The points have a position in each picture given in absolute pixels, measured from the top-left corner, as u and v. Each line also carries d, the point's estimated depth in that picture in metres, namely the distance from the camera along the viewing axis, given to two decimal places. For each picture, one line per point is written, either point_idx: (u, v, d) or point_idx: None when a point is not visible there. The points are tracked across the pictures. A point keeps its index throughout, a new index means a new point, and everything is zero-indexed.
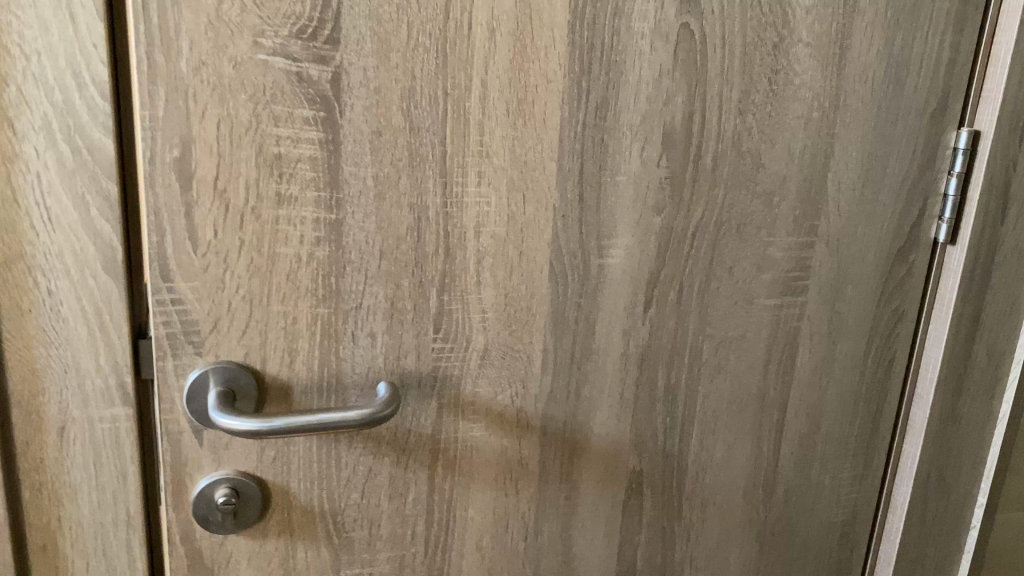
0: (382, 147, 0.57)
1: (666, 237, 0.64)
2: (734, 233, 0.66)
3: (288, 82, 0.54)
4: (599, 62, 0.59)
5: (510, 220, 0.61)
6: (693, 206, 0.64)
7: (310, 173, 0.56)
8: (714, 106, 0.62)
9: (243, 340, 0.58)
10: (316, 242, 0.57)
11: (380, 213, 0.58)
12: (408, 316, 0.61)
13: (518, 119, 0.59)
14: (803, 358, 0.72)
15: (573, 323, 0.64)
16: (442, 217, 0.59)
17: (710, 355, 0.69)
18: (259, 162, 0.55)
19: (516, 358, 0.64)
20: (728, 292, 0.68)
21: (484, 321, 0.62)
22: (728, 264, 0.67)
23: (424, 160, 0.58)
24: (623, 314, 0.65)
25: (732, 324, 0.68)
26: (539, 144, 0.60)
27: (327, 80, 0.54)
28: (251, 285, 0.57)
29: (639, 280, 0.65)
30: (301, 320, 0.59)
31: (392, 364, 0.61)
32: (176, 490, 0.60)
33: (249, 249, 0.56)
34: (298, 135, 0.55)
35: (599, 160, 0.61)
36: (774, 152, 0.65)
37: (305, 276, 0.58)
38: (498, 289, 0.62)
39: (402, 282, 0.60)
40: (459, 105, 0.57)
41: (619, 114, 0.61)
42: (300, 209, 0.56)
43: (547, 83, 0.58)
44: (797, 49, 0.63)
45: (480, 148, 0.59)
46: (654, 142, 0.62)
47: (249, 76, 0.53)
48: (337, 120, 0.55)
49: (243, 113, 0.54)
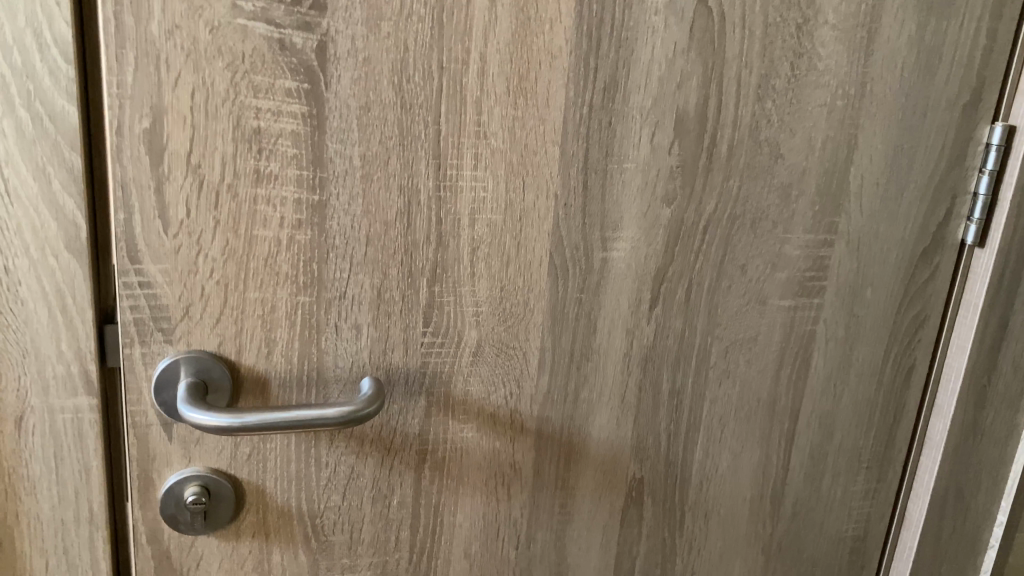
0: (371, 123, 0.53)
1: (675, 230, 0.60)
2: (748, 229, 0.62)
3: (270, 50, 0.50)
4: (608, 39, 0.55)
5: (508, 207, 0.57)
6: (705, 198, 0.60)
7: (292, 150, 0.52)
8: (731, 90, 0.58)
9: (216, 329, 0.54)
10: (297, 225, 0.53)
11: (367, 196, 0.54)
12: (396, 307, 0.57)
13: (519, 98, 0.55)
14: (817, 363, 0.67)
15: (573, 319, 0.60)
16: (434, 202, 0.55)
17: (719, 359, 0.64)
18: (237, 137, 0.51)
19: (511, 356, 0.60)
20: (740, 292, 0.63)
21: (477, 315, 0.58)
22: (741, 261, 0.62)
23: (416, 139, 0.54)
24: (626, 311, 0.61)
25: (744, 325, 0.64)
26: (540, 126, 0.55)
27: (312, 49, 0.50)
28: (226, 269, 0.53)
29: (645, 276, 0.61)
30: (281, 309, 0.55)
31: (377, 359, 0.57)
32: (142, 488, 0.56)
33: (224, 231, 0.52)
34: (280, 108, 0.51)
35: (605, 145, 0.57)
36: (794, 142, 0.60)
37: (286, 261, 0.54)
38: (493, 280, 0.58)
39: (390, 271, 0.56)
40: (455, 80, 0.53)
41: (628, 96, 0.56)
42: (281, 189, 0.52)
43: (551, 60, 0.54)
44: (822, 31, 0.58)
45: (477, 129, 0.54)
46: (666, 128, 0.58)
47: (227, 42, 0.49)
48: (323, 93, 0.51)
49: (219, 83, 0.49)
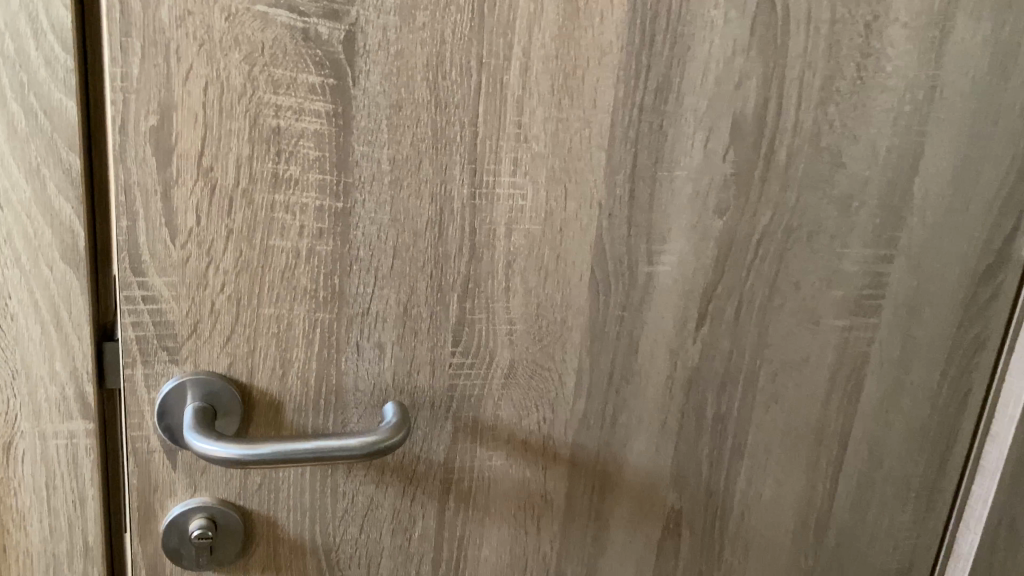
0: (402, 123, 0.48)
1: (726, 243, 0.55)
2: (804, 243, 0.57)
3: (293, 40, 0.45)
4: (662, 34, 0.50)
5: (548, 216, 0.52)
6: (759, 209, 0.55)
7: (314, 152, 0.47)
8: (792, 93, 0.53)
9: (227, 348, 0.49)
10: (318, 235, 0.48)
11: (395, 203, 0.49)
12: (423, 325, 0.52)
13: (563, 98, 0.50)
14: (870, 387, 0.62)
15: (613, 339, 0.55)
16: (468, 210, 0.50)
17: (767, 382, 0.60)
18: (254, 137, 0.46)
19: (545, 378, 0.55)
20: (792, 311, 0.58)
21: (510, 335, 0.53)
22: (795, 278, 0.58)
23: (451, 141, 0.49)
24: (671, 331, 0.56)
25: (794, 346, 0.59)
26: (586, 129, 0.51)
27: (339, 40, 0.45)
28: (239, 283, 0.48)
29: (692, 293, 0.56)
30: (297, 326, 0.49)
31: (402, 382, 0.52)
32: (143, 520, 0.50)
33: (237, 240, 0.47)
34: (302, 105, 0.46)
35: (655, 151, 0.52)
36: (856, 150, 0.56)
37: (304, 274, 0.49)
38: (529, 297, 0.53)
39: (418, 285, 0.51)
40: (495, 78, 0.48)
41: (682, 98, 0.51)
42: (301, 195, 0.47)
43: (600, 56, 0.49)
44: (893, 30, 0.53)
45: (517, 131, 0.49)
46: (721, 133, 0.53)
47: (245, 31, 0.44)
48: (349, 89, 0.46)
49: (235, 77, 0.45)
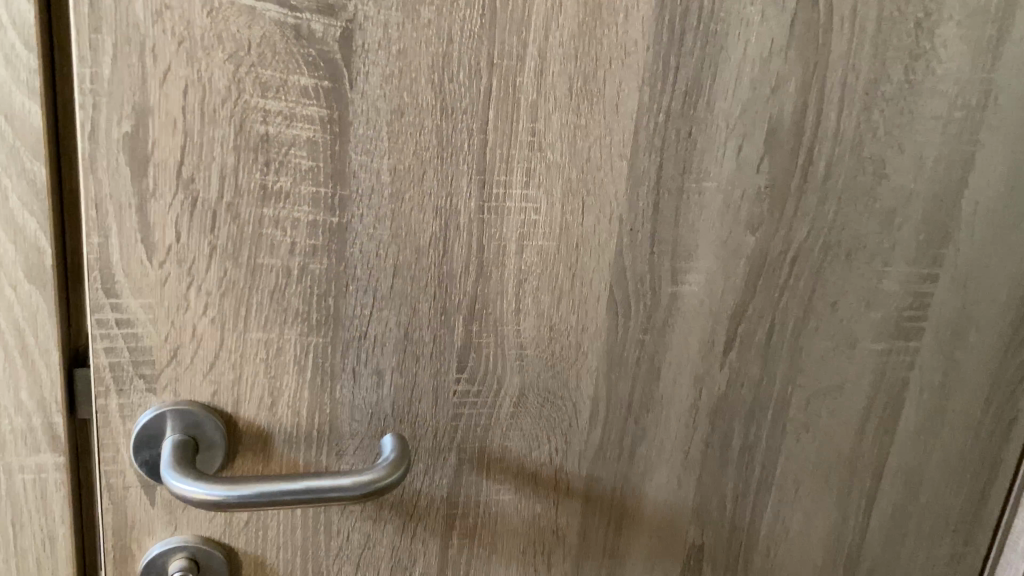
0: (405, 131, 0.43)
1: (758, 261, 0.51)
2: (842, 261, 0.52)
3: (283, 38, 0.40)
4: (692, 32, 0.45)
5: (564, 232, 0.47)
6: (795, 224, 0.51)
7: (306, 162, 0.42)
8: (833, 98, 0.48)
9: (210, 376, 0.44)
10: (311, 252, 0.44)
11: (396, 218, 0.44)
12: (426, 350, 0.47)
13: (582, 103, 0.45)
14: (909, 415, 0.58)
15: (633, 364, 0.51)
16: (476, 225, 0.46)
17: (799, 410, 0.55)
18: (240, 145, 0.41)
19: (559, 406, 0.51)
20: (828, 333, 0.54)
21: (521, 360, 0.49)
22: (832, 298, 0.53)
23: (458, 150, 0.44)
24: (696, 355, 0.52)
25: (829, 372, 0.55)
26: (607, 137, 0.46)
27: (335, 38, 0.41)
28: (223, 305, 0.43)
29: (720, 314, 0.51)
30: (288, 352, 0.45)
31: (403, 411, 0.48)
32: (119, 560, 0.46)
33: (221, 258, 0.43)
34: (293, 110, 0.41)
35: (682, 161, 0.47)
36: (902, 160, 0.51)
37: (295, 296, 0.44)
38: (542, 319, 0.48)
39: (421, 307, 0.46)
40: (508, 80, 0.44)
41: (713, 103, 0.47)
42: (292, 209, 0.43)
43: (624, 57, 0.45)
44: (945, 29, 0.49)
45: (531, 139, 0.45)
46: (755, 141, 0.48)
47: (230, 27, 0.39)
48: (346, 93, 0.42)
49: (218, 78, 0.40)
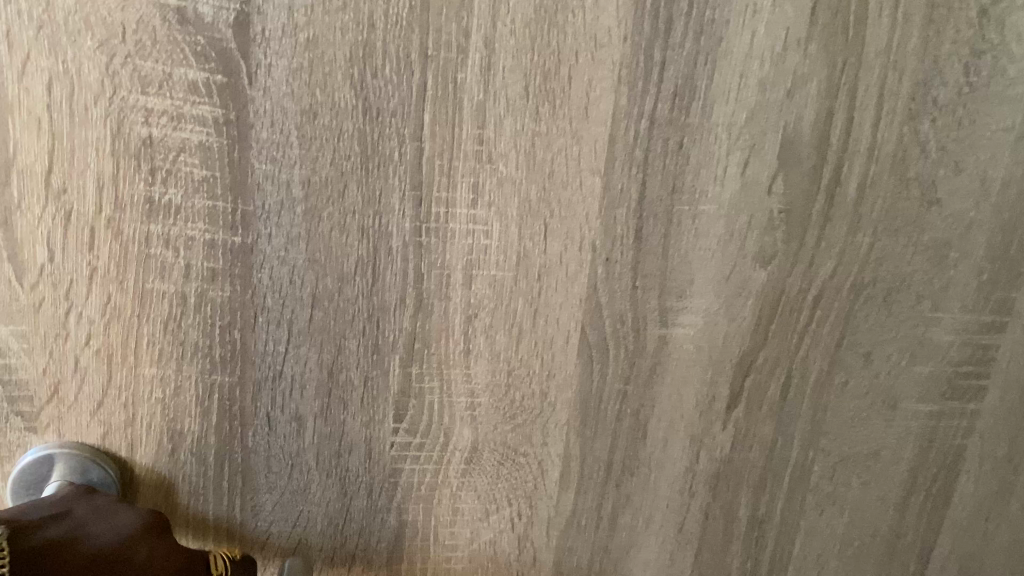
0: (319, 136, 0.36)
1: (770, 301, 0.41)
2: (879, 303, 0.42)
3: (163, 23, 0.33)
4: (683, 19, 0.36)
5: (522, 261, 0.39)
6: (818, 258, 0.41)
7: (200, 170, 0.35)
8: (868, 103, 0.39)
9: (98, 417, 0.38)
10: (210, 276, 0.37)
11: (314, 238, 0.37)
12: (355, 394, 0.40)
13: (542, 104, 0.37)
14: (964, 490, 0.47)
15: (613, 420, 0.42)
16: (413, 250, 0.38)
17: (823, 480, 0.46)
18: (118, 150, 0.35)
19: (521, 465, 0.42)
20: (859, 391, 0.44)
21: (473, 410, 0.41)
22: (865, 349, 0.43)
23: (387, 160, 0.37)
24: (692, 411, 0.43)
25: (861, 436, 0.45)
26: (574, 147, 0.37)
27: (227, 23, 0.34)
28: (109, 336, 0.37)
29: (723, 363, 0.42)
30: (188, 393, 0.39)
31: (329, 464, 0.41)
32: None
33: (103, 282, 0.36)
34: (180, 110, 0.34)
35: (672, 178, 0.38)
36: (958, 183, 0.41)
37: (193, 327, 0.38)
38: (497, 362, 0.40)
39: (347, 344, 0.39)
40: (448, 76, 0.36)
41: (711, 106, 0.38)
42: (183, 226, 0.36)
43: (594, 49, 0.36)
44: (1020, 18, 0.38)
45: (479, 147, 0.37)
46: (765, 155, 0.39)
47: (99, 10, 0.33)
48: (244, 89, 0.34)
49: (88, 71, 0.33)
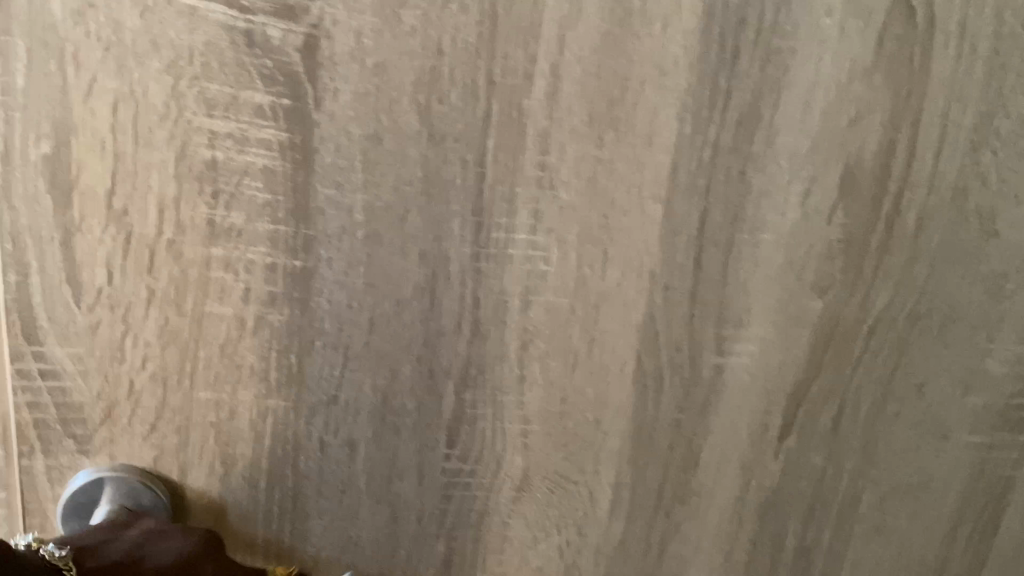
0: (382, 161, 0.35)
1: (826, 331, 0.41)
2: (934, 335, 0.42)
3: (231, 46, 0.33)
4: (750, 48, 0.36)
5: (580, 288, 0.38)
6: (875, 288, 0.41)
7: (263, 194, 0.35)
8: (930, 134, 0.38)
9: (151, 440, 0.38)
10: (269, 300, 0.37)
11: (373, 263, 0.37)
12: (409, 420, 0.40)
13: (606, 131, 0.36)
14: (1014, 523, 0.47)
15: (665, 448, 0.42)
16: (471, 276, 0.38)
17: (871, 511, 0.45)
18: (181, 173, 0.34)
19: (571, 492, 0.42)
20: (912, 422, 0.44)
21: (526, 437, 0.41)
22: (918, 379, 0.43)
23: (449, 185, 0.36)
24: (744, 440, 0.43)
25: (912, 467, 0.45)
26: (636, 175, 0.37)
27: (296, 47, 0.33)
28: (165, 358, 0.37)
29: (776, 392, 0.42)
30: (242, 416, 0.38)
31: (380, 490, 0.41)
32: None
33: (161, 305, 0.36)
34: (245, 133, 0.34)
35: (733, 207, 0.38)
36: (1019, 214, 0.40)
37: (250, 350, 0.37)
38: (551, 390, 0.40)
39: (402, 369, 0.39)
40: (513, 103, 0.35)
41: (774, 135, 0.37)
42: (244, 249, 0.36)
43: (660, 77, 0.36)
44: None
45: (540, 174, 0.37)
46: (827, 185, 0.39)
47: (167, 32, 0.32)
48: (310, 113, 0.34)
49: (154, 92, 0.33)
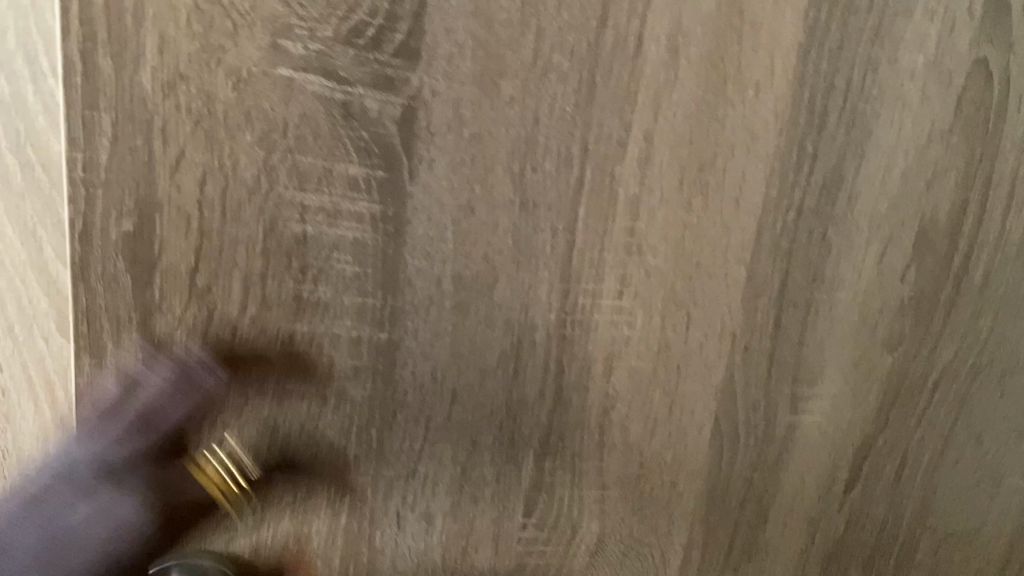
0: (474, 231, 0.34)
1: (894, 385, 0.41)
2: (994, 385, 0.43)
3: (328, 118, 0.32)
4: (837, 112, 0.36)
5: (662, 352, 0.38)
6: (941, 343, 0.41)
7: (352, 267, 0.34)
8: (1000, 192, 0.39)
9: (224, 522, 0.36)
10: (353, 373, 0.35)
11: (459, 333, 0.36)
12: (487, 489, 0.39)
13: (695, 197, 0.36)
14: None
15: (736, 506, 0.42)
16: (556, 344, 0.37)
17: (926, 556, 0.46)
18: (270, 249, 0.33)
19: (645, 554, 0.41)
20: (969, 470, 0.44)
21: (602, 501, 0.40)
22: (977, 429, 0.44)
23: (539, 253, 0.35)
24: (811, 494, 0.43)
25: (967, 513, 0.45)
26: (722, 239, 0.37)
27: (393, 118, 0.32)
28: (244, 438, 0.35)
29: (844, 446, 0.42)
30: (319, 493, 0.37)
31: (456, 562, 0.39)
32: None
33: (242, 382, 0.34)
34: (337, 206, 0.33)
35: (814, 268, 0.38)
36: None
37: (331, 426, 0.36)
38: (629, 453, 0.39)
39: (483, 439, 0.38)
40: (606, 171, 0.35)
41: (855, 197, 0.37)
42: (330, 323, 0.34)
43: (750, 142, 0.36)
44: None
45: (629, 240, 0.36)
46: (902, 245, 0.39)
47: (262, 104, 0.31)
48: (404, 185, 0.33)
49: (245, 167, 0.32)
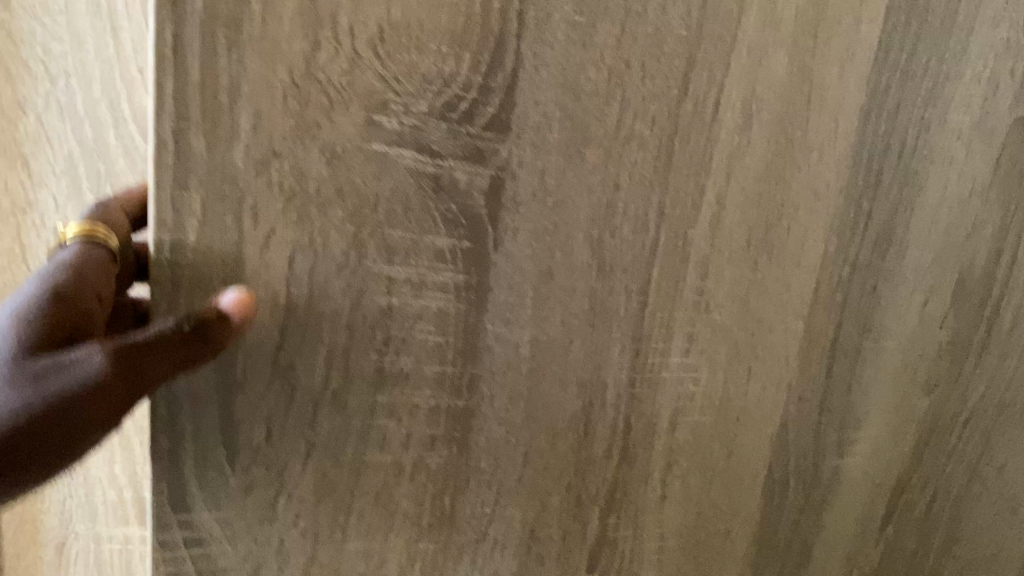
0: (553, 297, 0.34)
1: (930, 426, 0.43)
2: (1016, 419, 0.46)
3: (419, 190, 0.31)
4: (891, 171, 0.38)
5: (724, 405, 0.38)
6: (972, 383, 0.44)
7: (434, 337, 0.33)
8: None
9: None
10: (429, 443, 0.35)
11: (533, 397, 0.36)
12: (553, 549, 0.38)
13: (761, 255, 0.36)
14: None
15: (784, 548, 0.42)
16: (625, 402, 0.37)
17: None
18: (355, 322, 0.32)
19: None
20: (991, 500, 0.47)
21: (660, 553, 0.40)
22: (999, 461, 0.46)
23: (613, 314, 0.35)
24: (852, 532, 0.44)
25: (986, 541, 0.48)
26: (783, 294, 0.38)
27: (482, 189, 0.32)
28: (318, 514, 0.34)
29: (883, 485, 0.44)
30: (391, 563, 0.36)
31: None
32: None
33: (319, 457, 0.33)
34: (423, 278, 0.32)
35: (863, 318, 0.39)
36: None
37: (405, 496, 0.35)
38: (688, 505, 0.40)
39: (552, 500, 0.37)
40: (680, 234, 0.35)
41: (904, 250, 0.39)
42: (409, 393, 0.34)
43: (813, 202, 0.36)
44: None
45: (698, 298, 0.36)
46: (943, 294, 0.41)
47: (354, 179, 0.30)
48: (489, 255, 0.33)
49: (334, 242, 0.31)
